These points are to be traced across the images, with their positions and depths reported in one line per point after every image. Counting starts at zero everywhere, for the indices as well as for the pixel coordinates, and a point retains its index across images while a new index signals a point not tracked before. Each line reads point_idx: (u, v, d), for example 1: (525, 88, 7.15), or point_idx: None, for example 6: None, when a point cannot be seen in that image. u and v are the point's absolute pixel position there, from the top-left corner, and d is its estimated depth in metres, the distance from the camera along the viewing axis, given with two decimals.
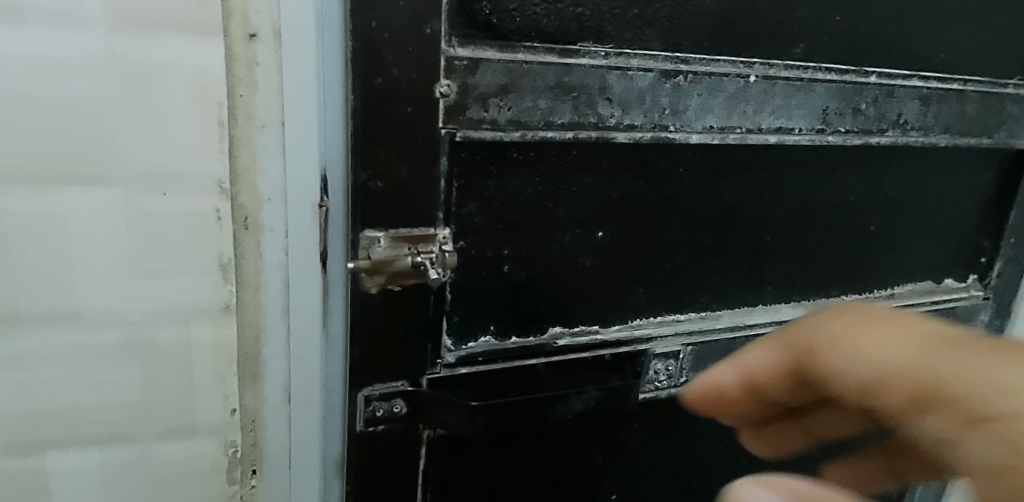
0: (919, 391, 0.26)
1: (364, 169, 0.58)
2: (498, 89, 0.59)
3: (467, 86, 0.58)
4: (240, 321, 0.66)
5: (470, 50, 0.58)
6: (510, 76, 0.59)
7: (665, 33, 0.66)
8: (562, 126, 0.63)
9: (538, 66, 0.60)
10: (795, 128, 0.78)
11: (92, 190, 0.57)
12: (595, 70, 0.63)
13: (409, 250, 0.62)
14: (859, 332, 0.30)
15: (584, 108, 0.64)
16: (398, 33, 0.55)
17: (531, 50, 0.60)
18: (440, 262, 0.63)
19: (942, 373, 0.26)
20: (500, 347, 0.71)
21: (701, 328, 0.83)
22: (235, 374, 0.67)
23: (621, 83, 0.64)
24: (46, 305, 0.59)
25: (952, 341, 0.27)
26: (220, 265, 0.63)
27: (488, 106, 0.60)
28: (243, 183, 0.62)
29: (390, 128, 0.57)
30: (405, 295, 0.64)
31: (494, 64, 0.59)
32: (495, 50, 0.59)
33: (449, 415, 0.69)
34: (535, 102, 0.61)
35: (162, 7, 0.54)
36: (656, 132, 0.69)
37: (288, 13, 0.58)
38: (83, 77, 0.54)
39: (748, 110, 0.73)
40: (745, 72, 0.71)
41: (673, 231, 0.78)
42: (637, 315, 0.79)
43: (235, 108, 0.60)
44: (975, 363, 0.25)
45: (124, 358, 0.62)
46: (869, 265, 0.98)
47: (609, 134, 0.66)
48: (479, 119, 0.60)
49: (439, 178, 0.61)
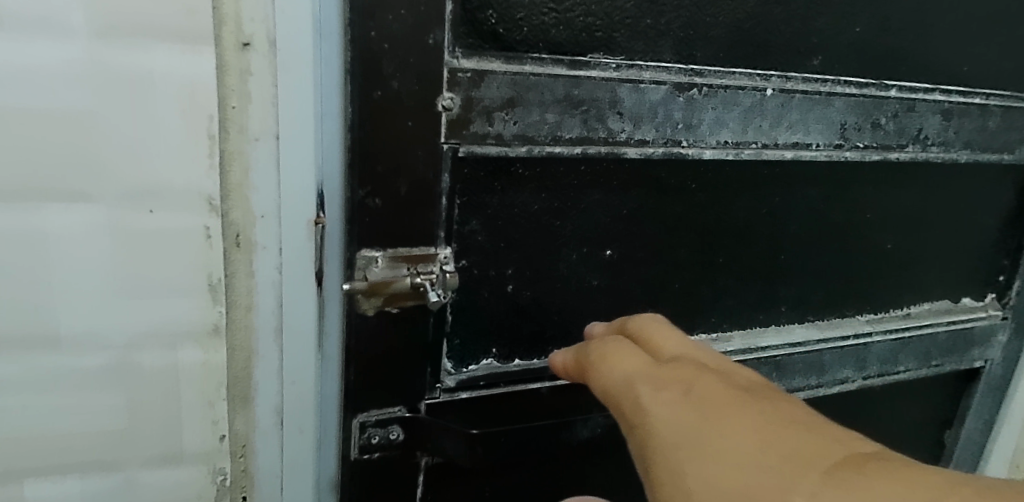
0: (641, 418, 0.43)
1: (362, 185, 0.55)
2: (503, 102, 0.56)
3: (471, 99, 0.55)
4: (230, 343, 0.63)
5: (475, 61, 0.55)
6: (516, 88, 0.56)
7: (680, 44, 0.63)
8: (570, 141, 0.60)
9: (546, 78, 0.57)
10: (812, 143, 0.74)
11: (75, 206, 0.54)
12: (605, 83, 0.60)
13: (408, 270, 0.59)
14: (639, 373, 0.47)
15: (593, 122, 0.61)
16: (399, 43, 0.52)
17: (538, 61, 0.57)
18: (440, 284, 0.60)
19: (657, 415, 0.42)
20: (502, 370, 0.67)
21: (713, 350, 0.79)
22: (225, 398, 0.64)
23: (632, 97, 0.61)
24: (24, 327, 0.56)
25: (682, 396, 0.42)
26: (209, 285, 0.60)
27: (493, 120, 0.56)
28: (235, 199, 0.59)
29: (389, 143, 0.54)
30: (403, 318, 0.61)
31: (499, 76, 0.56)
32: (501, 62, 0.56)
33: (449, 442, 0.65)
34: (542, 116, 0.58)
35: (151, 15, 0.52)
36: (668, 147, 0.65)
37: (285, 20, 0.55)
38: (67, 88, 0.51)
39: (765, 125, 0.70)
40: (762, 85, 0.68)
41: (686, 251, 0.74)
42: None
43: (227, 121, 0.57)
44: (679, 415, 0.41)
45: (107, 382, 0.59)
46: (890, 286, 0.94)
47: (620, 149, 0.63)
48: (483, 134, 0.57)
49: (441, 195, 0.58)
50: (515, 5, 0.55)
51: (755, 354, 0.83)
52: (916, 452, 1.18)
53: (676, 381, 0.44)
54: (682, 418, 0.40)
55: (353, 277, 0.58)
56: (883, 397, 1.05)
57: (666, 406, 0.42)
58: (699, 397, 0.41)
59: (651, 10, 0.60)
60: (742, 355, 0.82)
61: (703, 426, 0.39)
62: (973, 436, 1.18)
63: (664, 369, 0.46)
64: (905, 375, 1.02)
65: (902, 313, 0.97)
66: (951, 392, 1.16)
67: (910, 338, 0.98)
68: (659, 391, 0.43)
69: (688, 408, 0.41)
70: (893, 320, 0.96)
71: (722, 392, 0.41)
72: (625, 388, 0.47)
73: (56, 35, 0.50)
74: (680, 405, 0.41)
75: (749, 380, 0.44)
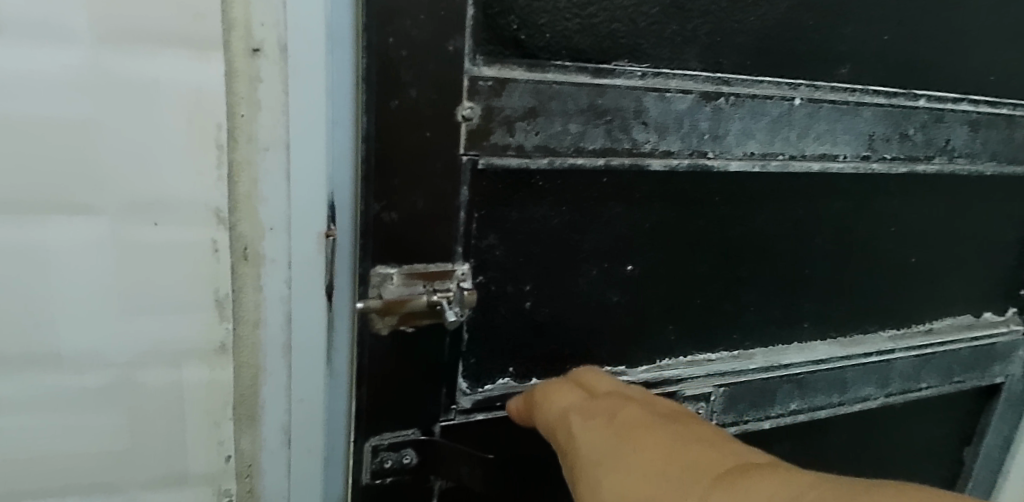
0: (578, 450, 0.51)
1: (377, 199, 0.52)
2: (525, 112, 0.54)
3: (492, 108, 0.53)
4: (237, 362, 0.61)
5: (496, 69, 0.52)
6: (538, 98, 0.54)
7: (707, 51, 0.60)
8: (593, 153, 0.58)
9: (569, 86, 0.55)
10: (839, 154, 0.72)
11: (76, 219, 0.52)
12: (631, 91, 0.57)
13: (424, 288, 0.56)
14: (573, 407, 0.56)
15: (617, 132, 0.58)
16: (417, 50, 0.49)
17: (562, 69, 0.55)
18: (458, 302, 0.57)
19: (591, 445, 0.50)
20: (519, 389, 0.65)
21: (734, 368, 0.77)
22: (230, 418, 0.62)
23: (658, 106, 0.59)
24: (23, 344, 0.53)
25: (609, 426, 0.51)
26: (215, 301, 0.57)
27: (514, 130, 0.54)
28: (243, 212, 0.57)
29: (406, 154, 0.52)
30: (418, 336, 0.59)
31: (522, 84, 0.53)
32: (523, 70, 0.53)
33: (465, 467, 0.63)
34: (564, 126, 0.56)
35: (157, 19, 0.49)
36: (693, 159, 0.63)
37: (297, 25, 0.54)
38: (69, 96, 0.49)
39: (792, 136, 0.67)
40: (789, 94, 0.65)
41: (708, 266, 0.71)
42: (665, 355, 0.73)
43: (236, 130, 0.55)
44: (608, 445, 0.49)
45: (109, 402, 0.57)
46: (914, 301, 0.91)
47: (644, 161, 0.61)
48: (504, 145, 0.54)
49: (459, 209, 0.56)
50: (538, 9, 0.53)
51: (778, 373, 0.81)
52: (935, 469, 1.15)
53: (604, 414, 0.53)
54: (609, 446, 0.49)
55: (366, 295, 0.55)
56: (903, 413, 1.03)
57: (596, 435, 0.51)
58: (624, 425, 0.50)
59: (678, 16, 0.58)
60: (764, 373, 0.79)
61: (624, 448, 0.48)
62: (995, 454, 1.15)
63: (594, 402, 0.55)
64: (927, 392, 0.99)
65: (925, 330, 0.94)
66: (972, 408, 1.13)
67: (932, 355, 0.95)
68: (592, 423, 0.52)
69: (613, 436, 0.50)
70: (916, 336, 0.93)
71: (643, 420, 0.50)
72: (562, 421, 0.55)
73: (56, 40, 0.47)
74: (607, 435, 0.50)
75: (668, 409, 0.53)
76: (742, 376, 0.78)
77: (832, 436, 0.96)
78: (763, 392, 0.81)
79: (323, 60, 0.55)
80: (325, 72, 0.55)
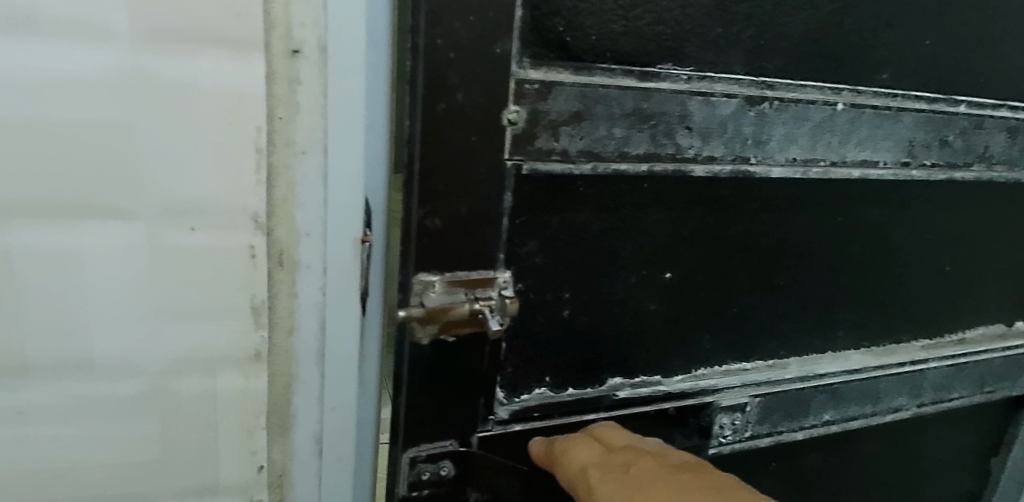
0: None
1: (421, 205, 0.51)
2: (570, 116, 0.53)
3: (537, 112, 0.52)
4: (270, 369, 0.60)
5: (543, 72, 0.51)
6: (584, 102, 0.53)
7: (751, 55, 0.59)
8: (637, 158, 0.57)
9: (614, 90, 0.54)
10: (879, 161, 0.71)
11: (110, 224, 0.50)
12: (675, 96, 0.56)
13: (466, 296, 0.55)
14: (591, 463, 0.58)
15: (661, 137, 0.57)
16: (465, 52, 0.48)
17: (607, 72, 0.54)
18: (500, 310, 0.56)
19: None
20: (555, 400, 0.63)
21: (769, 378, 0.75)
22: (264, 427, 0.61)
23: (703, 111, 0.58)
24: (55, 352, 0.52)
25: (628, 485, 0.54)
26: (251, 307, 0.56)
27: (559, 135, 0.53)
28: (280, 217, 0.56)
29: (450, 160, 0.51)
30: (458, 345, 0.57)
31: (568, 87, 0.52)
32: (570, 73, 0.52)
33: (505, 480, 0.61)
34: (609, 131, 0.55)
35: (197, 20, 0.48)
36: (736, 164, 0.62)
37: (337, 27, 0.52)
38: (105, 96, 0.47)
39: (834, 141, 0.66)
40: (833, 99, 0.64)
41: (746, 273, 0.70)
42: (701, 365, 0.71)
43: (274, 133, 0.53)
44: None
45: (141, 411, 0.56)
46: (947, 310, 0.89)
47: (687, 167, 0.60)
48: (548, 149, 0.53)
49: (502, 215, 0.55)
50: (584, 11, 0.52)
51: (813, 382, 0.79)
52: (964, 481, 1.13)
53: (622, 471, 0.56)
54: None
55: (408, 304, 0.54)
56: (934, 423, 1.01)
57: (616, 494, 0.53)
58: (641, 483, 0.54)
59: (723, 19, 0.57)
60: (798, 382, 0.78)
61: None
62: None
63: (612, 458, 0.58)
64: (959, 403, 0.97)
65: (957, 340, 0.92)
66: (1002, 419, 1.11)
67: (964, 365, 0.93)
68: (611, 482, 0.55)
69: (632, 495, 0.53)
70: (950, 346, 0.91)
71: (654, 469, 0.55)
72: (580, 476, 0.57)
73: (94, 40, 0.46)
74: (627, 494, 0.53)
75: (680, 458, 0.58)
76: (777, 386, 0.76)
77: (861, 447, 0.94)
78: (797, 402, 0.79)
79: (363, 61, 0.54)
80: (364, 75, 0.54)
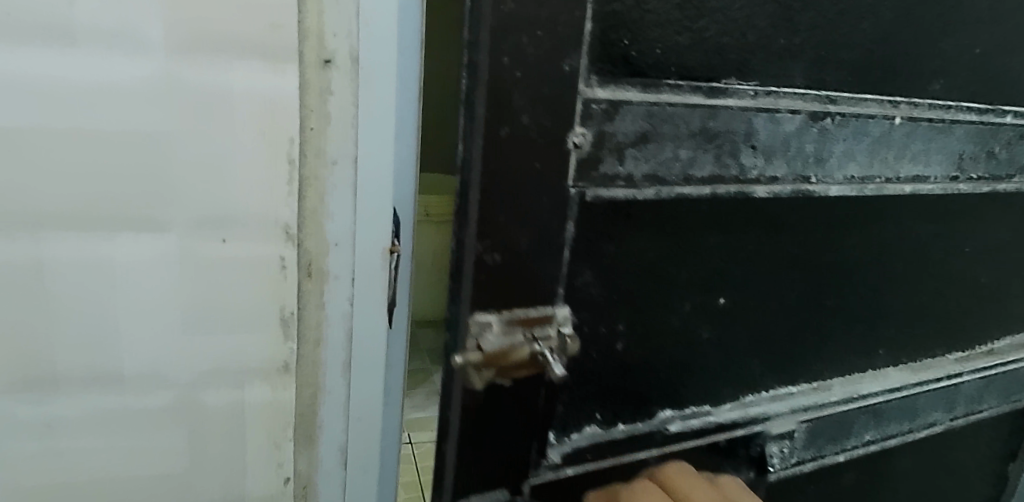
0: None
1: (482, 239, 0.49)
2: (636, 138, 0.52)
3: (603, 132, 0.51)
4: (298, 380, 0.59)
5: (610, 91, 0.50)
6: (651, 121, 0.52)
7: (810, 67, 0.58)
8: (699, 181, 0.57)
9: (681, 108, 0.53)
10: (930, 176, 0.70)
11: (142, 236, 0.50)
12: (742, 112, 0.56)
13: (524, 336, 0.54)
14: None
15: (726, 157, 0.57)
16: (532, 72, 0.46)
17: (675, 89, 0.53)
18: (556, 344, 0.55)
19: None
20: (607, 438, 0.63)
21: (814, 403, 0.75)
22: (291, 438, 0.60)
23: (768, 128, 0.57)
24: (86, 365, 0.51)
25: None
26: (281, 319, 0.56)
27: (624, 158, 0.53)
28: (310, 227, 0.55)
29: (514, 186, 0.49)
30: (513, 385, 0.55)
31: (635, 106, 0.51)
32: (637, 90, 0.52)
33: None
34: (674, 152, 0.54)
35: (235, 29, 0.47)
36: (797, 184, 0.62)
37: (369, 36, 0.52)
38: (140, 108, 0.47)
39: (890, 157, 0.65)
40: (891, 113, 0.63)
41: (796, 294, 0.69)
42: (750, 391, 0.71)
43: (306, 145, 0.53)
44: None
45: (170, 422, 0.55)
46: (981, 322, 0.88)
47: (750, 188, 0.59)
48: (612, 175, 0.53)
49: (564, 245, 0.54)
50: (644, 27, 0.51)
51: (857, 403, 0.79)
52: (983, 491, 1.12)
53: None
54: None
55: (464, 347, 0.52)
56: (959, 436, 1.00)
57: None
58: None
59: (778, 30, 0.56)
60: (843, 406, 0.77)
61: None
62: None
63: None
64: (986, 414, 0.96)
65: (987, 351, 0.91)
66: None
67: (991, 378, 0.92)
68: None
69: None
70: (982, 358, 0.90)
71: None
72: None
73: (131, 50, 0.46)
74: None
75: None
76: (822, 410, 0.76)
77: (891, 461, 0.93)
78: (840, 424, 0.79)
79: (396, 69, 0.53)
80: (395, 83, 0.54)
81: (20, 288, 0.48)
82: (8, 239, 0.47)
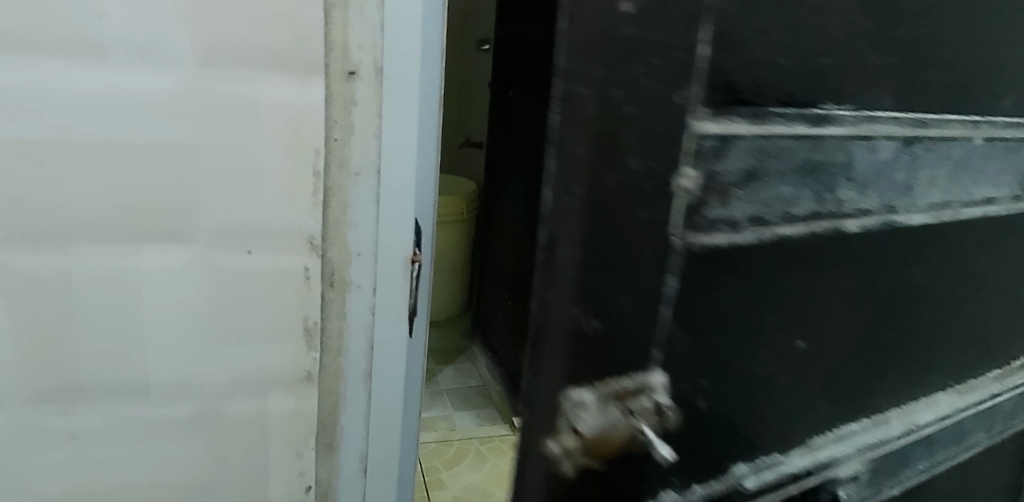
0: None
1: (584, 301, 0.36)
2: (743, 174, 0.37)
3: (709, 174, 0.35)
4: (320, 389, 0.59)
5: (722, 122, 0.34)
6: (758, 156, 0.38)
7: (992, 72, 0.51)
8: (801, 221, 0.42)
9: (788, 139, 0.39)
10: (995, 196, 0.58)
11: (169, 249, 0.50)
12: (844, 139, 0.42)
13: (625, 413, 0.38)
14: None
15: (826, 193, 0.43)
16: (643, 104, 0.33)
17: (782, 117, 0.38)
18: (656, 417, 0.40)
19: None
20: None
21: (877, 439, 0.61)
22: (312, 448, 0.60)
23: (868, 158, 0.44)
24: (112, 376, 0.52)
25: None
26: (305, 328, 0.56)
27: (728, 198, 0.37)
28: (333, 236, 0.55)
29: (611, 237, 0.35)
30: (607, 473, 0.40)
31: (746, 141, 0.36)
32: (745, 121, 0.36)
33: None
34: (776, 189, 0.40)
35: (262, 41, 0.48)
36: (885, 215, 0.48)
37: (394, 47, 0.53)
38: (167, 120, 0.47)
39: (960, 183, 0.54)
40: (970, 132, 0.51)
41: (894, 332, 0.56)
42: (820, 432, 0.55)
43: (331, 154, 0.53)
44: None
45: (193, 432, 0.55)
46: None
47: (842, 222, 0.45)
48: (715, 217, 0.37)
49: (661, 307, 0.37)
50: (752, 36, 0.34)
51: (913, 433, 0.64)
52: None
53: None
54: None
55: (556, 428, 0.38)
56: None
57: None
58: None
59: (899, 51, 0.42)
60: (899, 437, 0.63)
61: None
62: None
63: None
64: None
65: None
66: None
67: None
68: None
69: None
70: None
71: None
72: None
73: (160, 62, 0.46)
74: None
75: None
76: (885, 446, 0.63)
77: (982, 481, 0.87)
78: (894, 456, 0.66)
79: (419, 82, 0.55)
80: (419, 95, 0.55)
81: (47, 299, 0.49)
82: (37, 251, 0.47)
